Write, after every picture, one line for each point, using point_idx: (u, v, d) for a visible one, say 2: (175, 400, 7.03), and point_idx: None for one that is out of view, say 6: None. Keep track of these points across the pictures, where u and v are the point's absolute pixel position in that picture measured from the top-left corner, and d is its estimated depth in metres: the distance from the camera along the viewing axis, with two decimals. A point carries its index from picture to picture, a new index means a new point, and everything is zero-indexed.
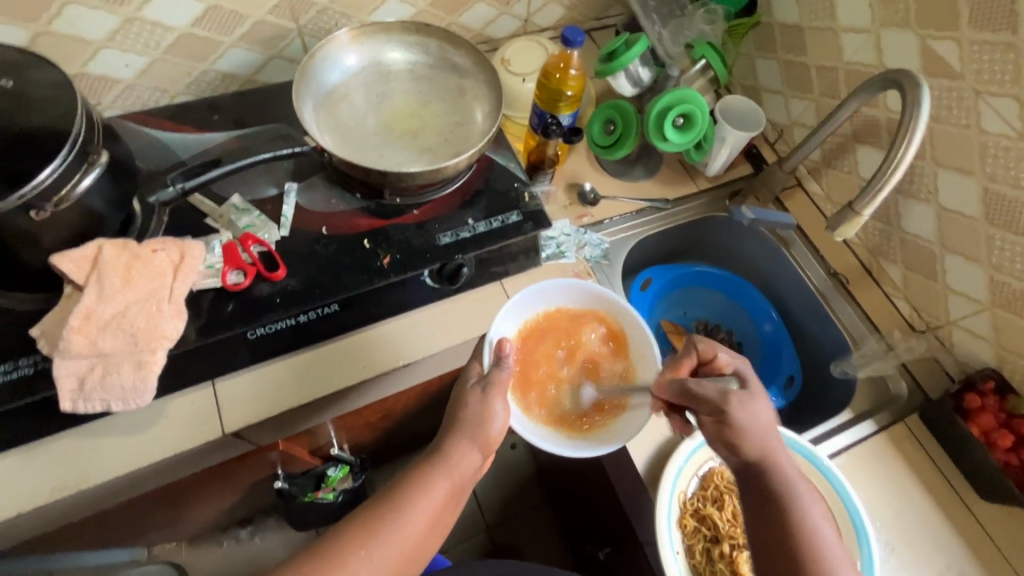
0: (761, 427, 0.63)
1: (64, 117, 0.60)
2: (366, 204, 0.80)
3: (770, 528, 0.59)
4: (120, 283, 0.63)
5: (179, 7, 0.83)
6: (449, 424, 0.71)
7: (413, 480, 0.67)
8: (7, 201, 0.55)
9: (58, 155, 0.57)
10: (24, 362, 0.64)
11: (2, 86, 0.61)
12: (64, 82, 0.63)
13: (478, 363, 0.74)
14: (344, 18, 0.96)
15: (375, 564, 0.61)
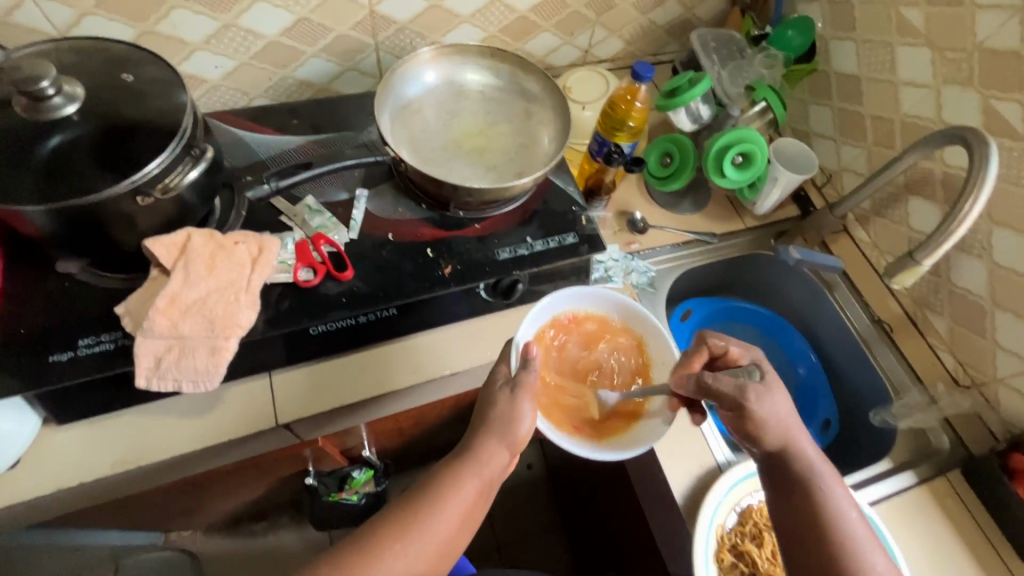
0: (776, 422, 0.64)
1: (176, 114, 0.65)
2: (430, 214, 0.83)
3: (797, 512, 0.63)
4: (204, 270, 0.67)
5: (273, 18, 0.88)
6: (477, 424, 0.70)
7: (446, 479, 0.66)
8: (117, 187, 0.59)
9: (166, 148, 0.62)
10: (107, 337, 0.67)
11: (122, 81, 0.66)
12: (177, 81, 0.68)
13: (507, 365, 0.74)
14: (419, 38, 1.00)
15: (407, 559, 0.61)
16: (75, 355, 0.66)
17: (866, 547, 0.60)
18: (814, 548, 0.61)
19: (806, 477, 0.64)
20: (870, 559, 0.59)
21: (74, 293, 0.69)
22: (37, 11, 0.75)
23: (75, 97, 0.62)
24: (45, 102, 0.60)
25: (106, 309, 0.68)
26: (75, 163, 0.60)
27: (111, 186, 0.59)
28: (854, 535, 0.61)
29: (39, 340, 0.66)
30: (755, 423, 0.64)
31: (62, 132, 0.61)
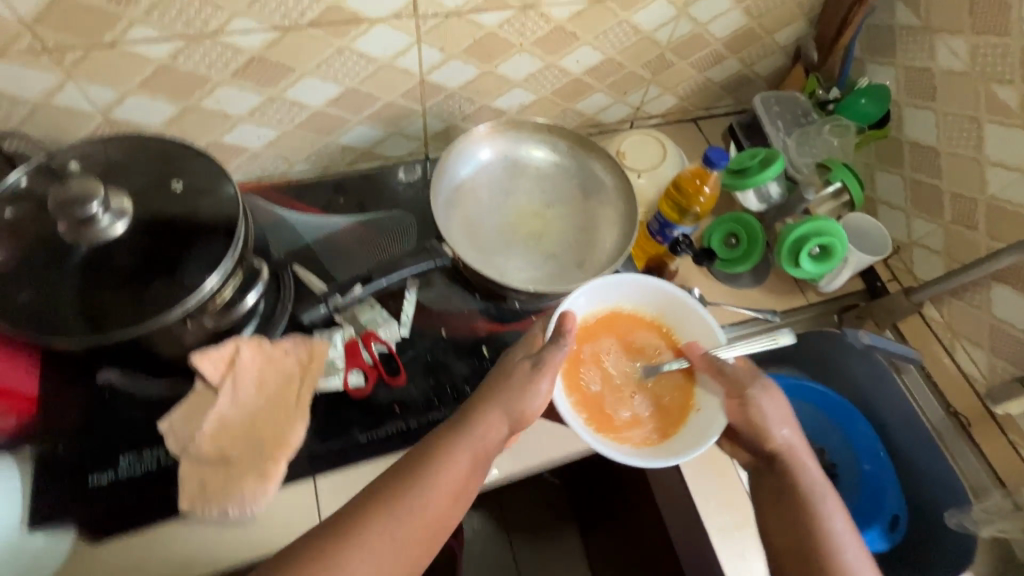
0: (772, 420, 0.69)
1: (228, 230, 0.63)
2: (485, 305, 0.78)
3: (792, 521, 0.64)
4: (252, 387, 0.63)
5: (321, 90, 0.83)
6: (479, 399, 0.63)
7: (433, 458, 0.58)
8: (172, 311, 0.57)
9: (221, 263, 0.60)
10: (150, 455, 0.63)
11: (173, 190, 0.65)
12: (232, 191, 0.66)
13: (526, 348, 0.68)
14: (468, 103, 0.95)
15: (386, 547, 0.52)
16: (115, 477, 0.62)
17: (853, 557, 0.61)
18: (807, 558, 0.61)
19: (803, 488, 0.65)
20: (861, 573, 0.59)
21: (114, 402, 0.66)
22: (78, 94, 0.71)
23: (123, 212, 0.62)
24: (94, 223, 0.60)
25: (148, 421, 0.65)
26: (133, 290, 0.60)
27: (166, 310, 0.57)
28: (847, 547, 0.61)
29: (80, 457, 0.63)
30: (751, 419, 0.69)
31: (122, 254, 0.62)
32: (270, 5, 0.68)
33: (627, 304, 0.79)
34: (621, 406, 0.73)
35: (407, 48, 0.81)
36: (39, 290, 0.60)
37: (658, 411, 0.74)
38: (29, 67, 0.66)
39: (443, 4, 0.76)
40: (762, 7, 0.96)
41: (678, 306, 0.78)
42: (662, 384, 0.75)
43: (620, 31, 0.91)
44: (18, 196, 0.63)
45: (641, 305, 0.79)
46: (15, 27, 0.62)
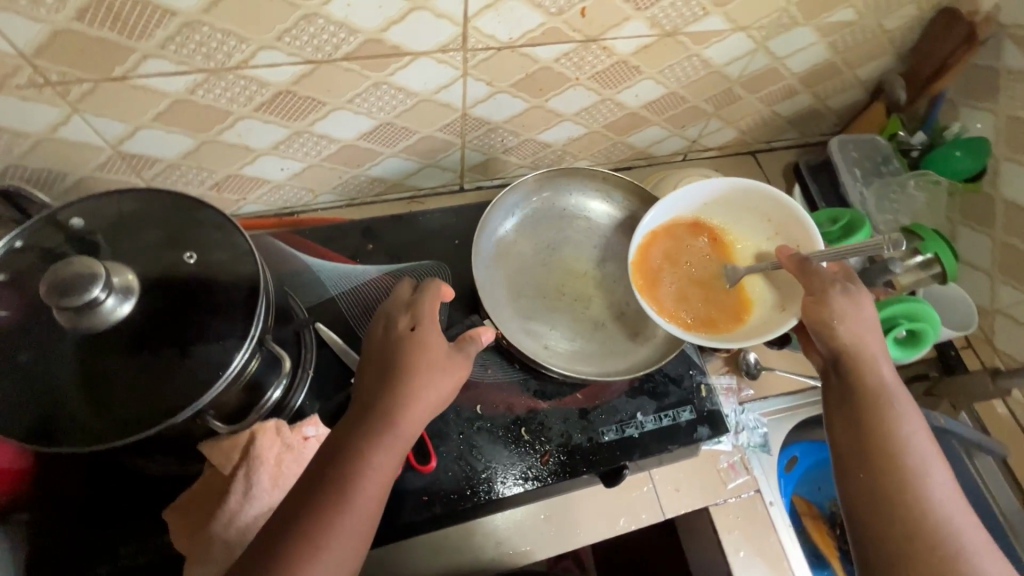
0: (855, 321, 0.63)
1: (246, 314, 0.56)
2: (524, 378, 0.71)
3: (859, 428, 0.58)
4: (268, 482, 0.55)
5: (353, 123, 0.74)
6: (382, 378, 0.53)
7: (349, 453, 0.49)
8: (180, 416, 0.51)
9: (235, 357, 0.53)
10: (153, 545, 0.58)
11: (185, 262, 0.57)
12: (253, 266, 0.58)
13: (409, 315, 0.57)
14: (512, 136, 0.86)
15: (338, 561, 0.46)
16: (115, 568, 0.57)
17: (930, 470, 0.54)
18: (870, 462, 0.56)
19: (875, 390, 0.59)
20: (932, 482, 0.54)
21: (119, 479, 0.60)
22: (86, 127, 0.64)
23: (129, 289, 0.53)
24: (98, 307, 0.50)
25: (154, 504, 0.59)
26: (134, 383, 0.53)
27: (173, 414, 0.51)
28: (919, 453, 0.55)
29: (78, 543, 0.57)
30: (828, 318, 0.63)
31: (118, 345, 0.53)
32: (300, 38, 0.60)
33: (723, 213, 0.77)
34: (705, 282, 0.74)
35: (451, 81, 0.72)
36: (30, 376, 0.52)
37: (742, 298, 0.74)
38: (30, 101, 0.58)
39: (496, 37, 0.66)
40: (849, 41, 0.85)
41: (755, 207, 0.75)
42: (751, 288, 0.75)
43: (688, 65, 0.80)
44: (16, 254, 0.55)
45: (739, 221, 0.77)
46: (13, 60, 0.54)
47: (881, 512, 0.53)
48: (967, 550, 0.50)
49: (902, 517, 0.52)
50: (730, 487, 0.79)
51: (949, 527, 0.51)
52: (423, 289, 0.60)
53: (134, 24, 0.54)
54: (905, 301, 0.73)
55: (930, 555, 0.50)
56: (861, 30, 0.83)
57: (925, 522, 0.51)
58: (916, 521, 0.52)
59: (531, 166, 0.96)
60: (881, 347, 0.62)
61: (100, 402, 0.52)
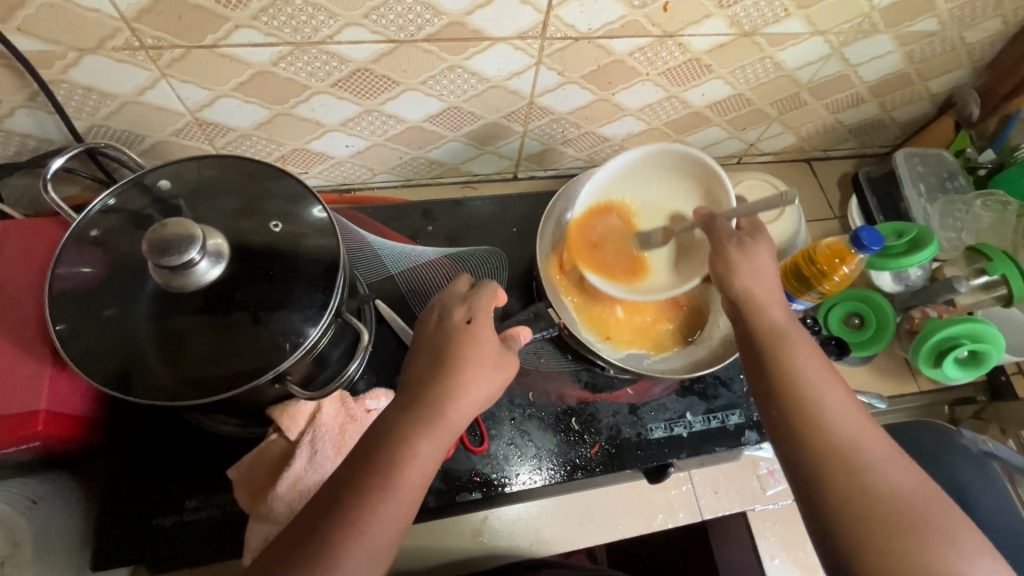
0: (762, 271, 0.61)
1: (325, 285, 0.57)
2: (577, 368, 0.72)
3: (775, 380, 0.54)
4: (332, 450, 0.57)
5: (422, 105, 0.75)
6: (434, 367, 0.54)
7: (399, 440, 0.50)
8: (261, 379, 0.53)
9: (317, 326, 0.55)
10: (217, 501, 0.60)
11: (269, 231, 0.58)
12: (331, 239, 0.59)
13: (465, 306, 0.57)
14: (573, 128, 0.86)
15: (376, 546, 0.47)
16: (180, 520, 0.59)
17: (843, 408, 0.52)
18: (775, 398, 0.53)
19: (772, 327, 0.57)
20: (835, 405, 0.52)
21: (186, 436, 0.62)
22: (170, 92, 0.65)
23: (220, 253, 0.54)
24: (192, 268, 0.51)
25: (219, 462, 0.61)
26: (216, 345, 0.54)
27: (254, 377, 0.53)
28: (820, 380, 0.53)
29: (146, 495, 0.59)
30: (727, 264, 0.61)
31: (197, 307, 0.54)
32: (386, 17, 0.60)
33: (654, 170, 0.72)
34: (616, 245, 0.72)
35: (524, 69, 0.72)
36: (116, 331, 0.54)
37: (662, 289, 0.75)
38: (122, 63, 0.60)
39: (575, 27, 0.66)
40: (927, 52, 0.83)
41: (683, 165, 0.70)
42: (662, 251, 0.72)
43: (760, 66, 0.79)
44: (107, 213, 0.57)
45: (659, 183, 0.72)
46: (114, 23, 0.55)
47: (794, 445, 0.51)
48: (874, 463, 0.48)
49: (812, 441, 0.50)
50: (769, 494, 0.79)
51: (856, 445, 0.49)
52: (479, 286, 0.60)
53: None
54: (966, 324, 0.72)
55: (842, 479, 0.48)
56: (942, 41, 0.81)
57: (833, 445, 0.49)
58: (825, 445, 0.50)
59: (586, 159, 0.96)
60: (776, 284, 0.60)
61: (180, 360, 0.54)
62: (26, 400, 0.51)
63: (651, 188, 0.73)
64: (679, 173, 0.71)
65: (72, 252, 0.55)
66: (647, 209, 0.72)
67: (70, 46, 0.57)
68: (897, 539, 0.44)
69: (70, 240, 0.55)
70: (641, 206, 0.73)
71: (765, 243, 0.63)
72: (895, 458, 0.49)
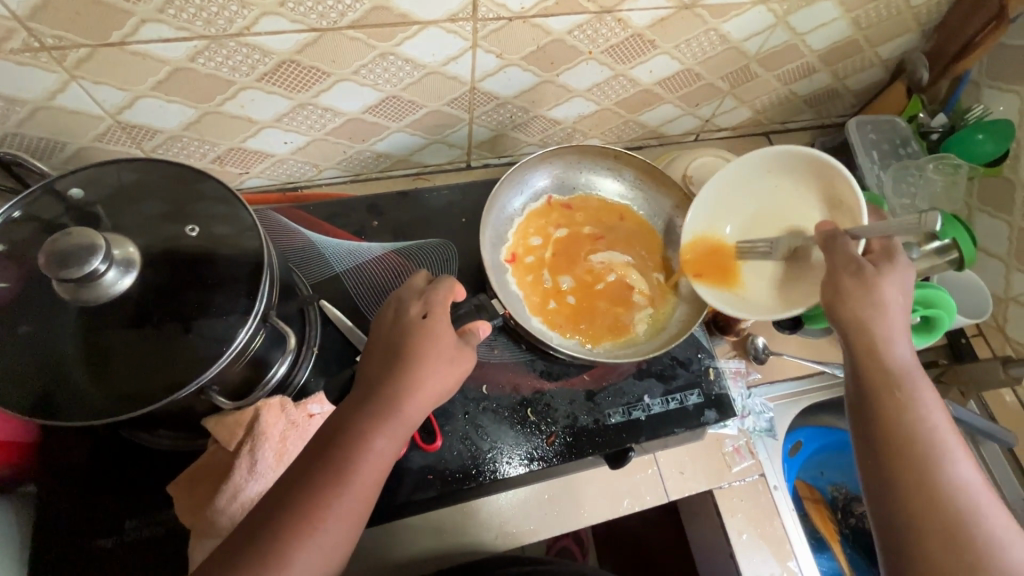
0: (883, 306, 0.59)
1: (250, 290, 0.55)
2: (531, 357, 0.70)
3: (883, 422, 0.55)
4: (272, 459, 0.55)
5: (358, 96, 0.72)
6: (390, 362, 0.52)
7: (350, 436, 0.49)
8: (186, 390, 0.50)
9: (243, 329, 0.52)
10: (158, 517, 0.58)
11: (187, 235, 0.55)
12: (256, 240, 0.57)
13: (421, 301, 0.56)
14: (521, 112, 0.84)
15: (330, 542, 0.46)
16: (121, 540, 0.57)
17: (956, 461, 0.52)
18: (891, 450, 0.53)
19: (888, 372, 0.56)
20: (960, 470, 0.51)
21: (125, 452, 0.60)
22: (84, 95, 0.62)
23: (130, 261, 0.52)
24: (98, 279, 0.49)
25: (160, 476, 0.59)
26: (140, 358, 0.52)
27: (179, 388, 0.51)
28: (945, 441, 0.53)
29: (84, 518, 0.57)
30: (839, 293, 0.60)
31: (117, 320, 0.52)
32: (304, 4, 0.57)
33: (781, 173, 0.70)
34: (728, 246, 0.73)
35: (460, 53, 0.69)
36: (32, 349, 0.51)
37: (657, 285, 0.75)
38: (25, 66, 0.56)
39: (508, 6, 0.64)
40: (874, 17, 0.81)
41: (818, 169, 0.67)
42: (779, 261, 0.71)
43: (705, 39, 0.78)
44: (15, 225, 0.54)
45: (789, 188, 0.70)
46: (6, 23, 0.52)
47: (906, 501, 0.51)
48: (987, 538, 0.48)
49: (922, 495, 0.50)
50: (735, 470, 0.79)
51: (977, 516, 0.49)
52: (438, 280, 0.59)
53: None
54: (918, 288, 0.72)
55: (949, 542, 0.48)
56: (887, 5, 0.80)
57: (950, 512, 0.49)
58: (935, 502, 0.50)
59: (539, 144, 0.94)
60: (904, 327, 0.59)
61: (103, 375, 0.52)
62: None
63: (783, 194, 0.71)
64: (816, 180, 0.69)
65: None
66: (771, 212, 0.72)
67: None
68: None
69: None
70: (766, 211, 0.72)
71: (895, 270, 0.60)
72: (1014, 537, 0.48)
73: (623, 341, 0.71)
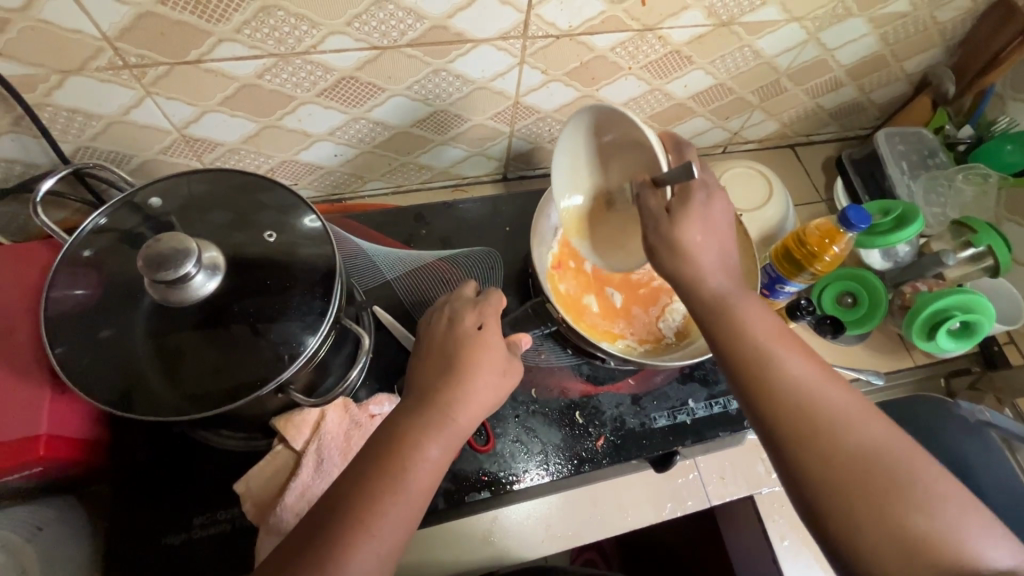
0: (697, 252, 0.52)
1: (322, 293, 0.57)
2: (578, 362, 0.72)
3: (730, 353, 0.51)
4: (338, 458, 0.57)
5: (408, 110, 0.75)
6: (443, 370, 0.53)
7: (408, 440, 0.49)
8: (263, 390, 0.52)
9: (318, 331, 0.55)
10: (225, 516, 0.60)
11: (263, 241, 0.58)
12: (324, 247, 0.59)
13: (475, 312, 0.57)
14: (559, 125, 0.87)
15: (384, 548, 0.46)
16: (189, 537, 0.59)
17: (793, 361, 0.50)
18: (736, 373, 0.51)
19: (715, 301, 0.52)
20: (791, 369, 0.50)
21: (191, 453, 0.62)
22: (156, 110, 0.65)
23: (215, 266, 0.54)
24: (188, 283, 0.51)
25: (225, 476, 0.61)
26: (221, 359, 0.54)
27: (256, 389, 0.53)
28: (770, 346, 0.51)
29: (153, 517, 0.59)
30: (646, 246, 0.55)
31: (194, 322, 0.54)
32: (369, 24, 0.60)
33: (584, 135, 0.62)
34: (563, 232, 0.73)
35: (507, 69, 0.72)
36: (116, 350, 0.54)
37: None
38: (107, 83, 0.60)
39: (556, 25, 0.67)
40: (901, 33, 0.84)
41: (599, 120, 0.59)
42: (603, 220, 0.65)
43: (739, 55, 0.81)
44: (98, 232, 0.57)
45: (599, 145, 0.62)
46: (96, 43, 0.55)
47: (761, 418, 0.50)
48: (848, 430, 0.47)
49: (783, 412, 0.48)
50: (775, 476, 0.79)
51: (829, 415, 0.48)
52: (486, 293, 0.60)
53: (215, 8, 0.55)
54: (957, 295, 0.73)
55: (817, 448, 0.47)
56: (915, 21, 0.83)
57: (807, 422, 0.48)
58: (795, 416, 0.48)
59: None
60: (716, 256, 0.53)
61: (181, 375, 0.54)
62: (25, 426, 0.50)
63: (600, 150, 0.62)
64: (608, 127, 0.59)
65: (66, 273, 0.55)
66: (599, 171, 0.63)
67: (53, 68, 0.57)
68: (875, 503, 0.45)
69: (63, 261, 0.55)
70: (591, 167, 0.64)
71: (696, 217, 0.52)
72: (866, 417, 0.48)
73: (658, 346, 0.72)
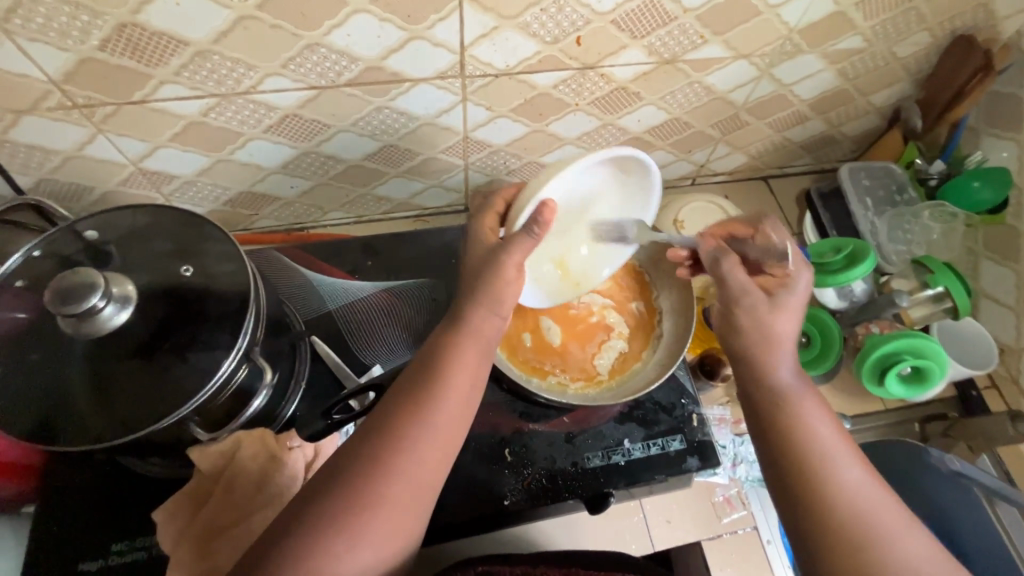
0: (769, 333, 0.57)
1: (234, 325, 0.57)
2: (512, 398, 0.71)
3: (773, 443, 0.52)
4: (250, 489, 0.58)
5: (358, 144, 0.77)
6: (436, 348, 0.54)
7: (399, 414, 0.50)
8: (163, 422, 0.53)
9: (224, 363, 0.55)
10: (142, 543, 0.61)
11: (181, 274, 0.59)
12: (243, 278, 0.60)
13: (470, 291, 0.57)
14: (514, 159, 0.88)
15: (392, 523, 0.46)
16: (107, 563, 0.60)
17: (838, 461, 0.50)
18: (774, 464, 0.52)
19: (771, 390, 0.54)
20: (849, 479, 0.49)
21: (116, 479, 0.63)
22: (110, 145, 0.68)
23: (127, 298, 0.56)
24: (96, 315, 0.53)
25: (146, 503, 0.62)
26: (130, 391, 0.55)
27: (158, 419, 0.53)
28: (829, 453, 0.50)
29: (73, 541, 0.60)
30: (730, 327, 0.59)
31: (112, 352, 0.55)
32: (304, 66, 0.63)
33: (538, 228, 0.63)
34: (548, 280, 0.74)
35: (451, 106, 0.74)
36: (36, 377, 0.55)
37: (637, 320, 0.76)
38: (59, 122, 0.63)
39: (493, 64, 0.68)
40: (861, 68, 0.83)
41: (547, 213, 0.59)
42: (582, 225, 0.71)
43: (690, 91, 0.81)
44: (32, 262, 0.59)
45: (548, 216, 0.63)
46: (44, 86, 0.59)
47: (792, 512, 0.49)
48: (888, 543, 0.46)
49: (820, 514, 0.48)
50: (724, 522, 0.76)
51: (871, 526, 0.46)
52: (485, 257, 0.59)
53: (152, 53, 0.58)
54: (910, 338, 0.75)
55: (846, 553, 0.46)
56: (874, 56, 0.81)
57: (845, 527, 0.47)
58: (831, 517, 0.47)
59: None
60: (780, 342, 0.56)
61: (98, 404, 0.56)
62: None
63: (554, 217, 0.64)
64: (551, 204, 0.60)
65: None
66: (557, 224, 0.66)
67: (7, 108, 0.61)
68: None
69: None
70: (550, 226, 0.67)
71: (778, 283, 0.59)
72: (915, 540, 0.46)
73: (590, 384, 0.71)
